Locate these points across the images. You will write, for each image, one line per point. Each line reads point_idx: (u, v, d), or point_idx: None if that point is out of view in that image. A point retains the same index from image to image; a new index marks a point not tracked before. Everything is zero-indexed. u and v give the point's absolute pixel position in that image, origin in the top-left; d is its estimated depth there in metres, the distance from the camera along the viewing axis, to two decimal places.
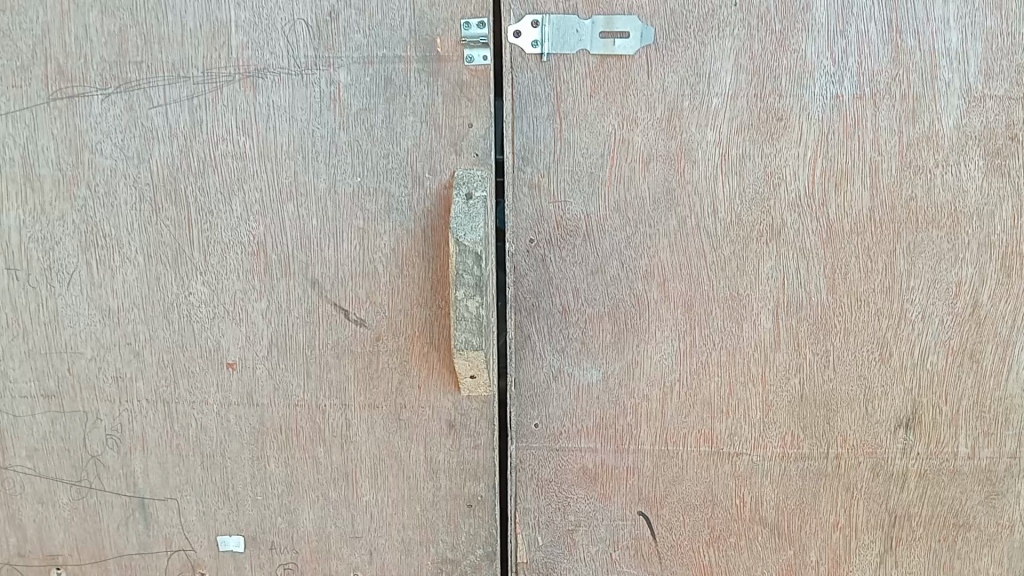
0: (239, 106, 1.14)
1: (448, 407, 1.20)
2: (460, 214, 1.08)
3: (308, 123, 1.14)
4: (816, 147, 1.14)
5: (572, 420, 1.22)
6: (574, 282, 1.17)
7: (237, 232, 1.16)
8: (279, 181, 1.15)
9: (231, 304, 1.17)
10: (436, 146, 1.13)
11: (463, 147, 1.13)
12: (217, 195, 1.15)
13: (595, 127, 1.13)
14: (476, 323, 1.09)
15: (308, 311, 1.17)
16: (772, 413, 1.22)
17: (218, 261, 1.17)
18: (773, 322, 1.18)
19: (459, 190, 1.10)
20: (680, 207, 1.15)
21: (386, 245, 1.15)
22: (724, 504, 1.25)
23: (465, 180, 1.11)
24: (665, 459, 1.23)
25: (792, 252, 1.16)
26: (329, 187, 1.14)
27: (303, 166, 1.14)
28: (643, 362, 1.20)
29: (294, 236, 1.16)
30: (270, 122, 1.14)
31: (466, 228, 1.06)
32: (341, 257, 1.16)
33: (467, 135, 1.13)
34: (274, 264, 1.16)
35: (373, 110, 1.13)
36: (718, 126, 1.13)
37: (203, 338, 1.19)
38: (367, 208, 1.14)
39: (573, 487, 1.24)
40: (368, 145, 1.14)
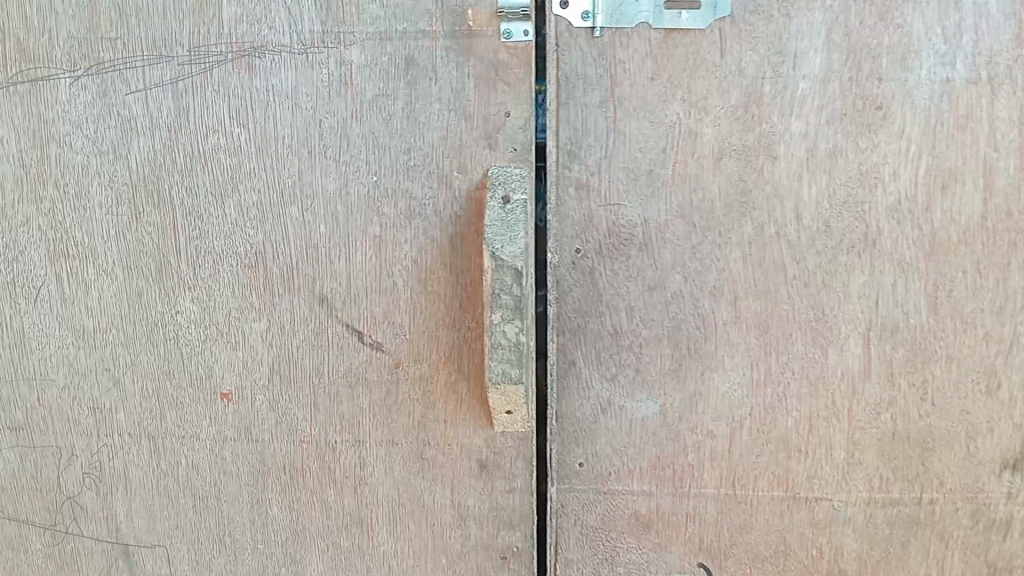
0: (232, 91, 0.96)
1: (479, 445, 1.02)
2: (495, 221, 0.91)
3: (315, 111, 0.96)
4: (922, 141, 0.95)
5: (623, 459, 1.05)
6: (628, 299, 1.00)
7: (232, 241, 0.98)
8: (280, 181, 0.97)
9: (225, 324, 1.00)
10: (466, 139, 0.95)
11: (499, 140, 0.95)
12: (207, 197, 0.98)
13: (656, 116, 0.95)
14: (516, 352, 0.91)
15: (315, 333, 1.00)
16: (858, 452, 1.04)
17: (209, 274, 0.99)
18: (864, 348, 1.01)
19: (494, 192, 0.93)
20: (757, 211, 0.96)
21: (407, 257, 0.97)
22: (799, 555, 1.08)
23: (500, 180, 0.93)
24: (730, 504, 1.06)
25: (889, 265, 0.98)
26: (340, 188, 0.97)
27: (309, 162, 0.96)
28: (708, 393, 1.02)
29: (298, 246, 0.98)
30: (270, 110, 0.96)
31: (504, 240, 0.90)
32: (355, 270, 0.98)
33: (503, 126, 0.95)
34: (276, 279, 0.99)
35: (391, 96, 0.95)
36: (804, 115, 0.94)
37: (193, 364, 1.01)
38: (385, 213, 0.97)
39: (623, 535, 1.07)
40: (386, 137, 0.96)
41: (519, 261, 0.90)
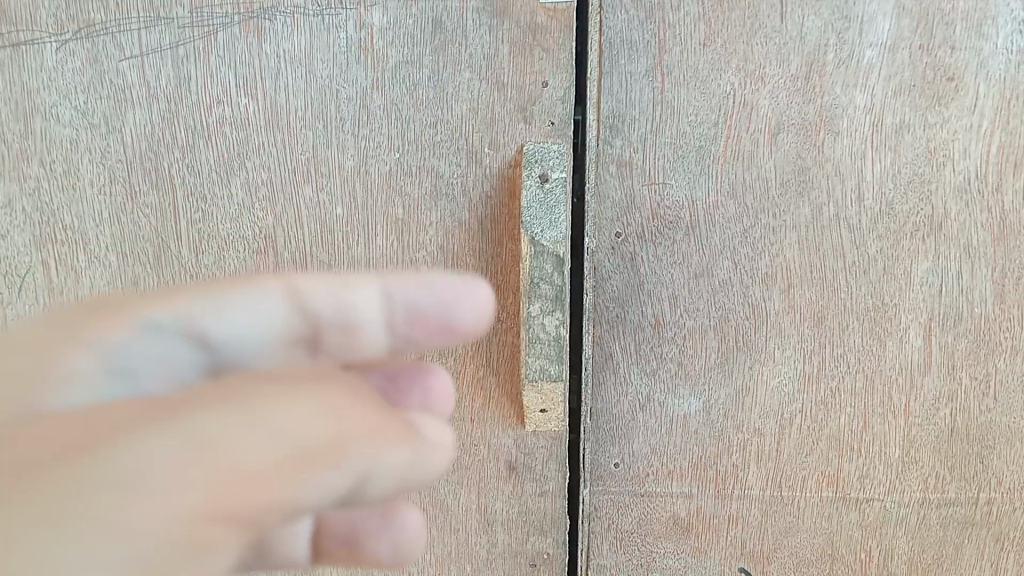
0: (238, 57, 0.86)
1: (509, 446, 0.94)
2: (534, 204, 0.83)
3: (330, 80, 0.86)
4: (996, 115, 0.87)
5: (662, 459, 0.97)
6: (672, 287, 0.91)
7: (238, 224, 0.89)
8: (293, 158, 0.88)
9: None
10: (499, 111, 0.86)
11: (535, 113, 0.86)
12: (211, 176, 0.88)
13: (708, 86, 0.86)
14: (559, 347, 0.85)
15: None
16: (913, 450, 0.97)
17: (213, 261, 0.90)
18: (924, 339, 0.93)
19: (530, 170, 0.84)
20: (815, 191, 0.89)
21: (433, 241, 0.89)
22: (847, 559, 1.01)
23: (537, 156, 0.84)
24: (776, 506, 0.99)
25: (954, 249, 0.90)
26: (359, 165, 0.88)
27: (324, 137, 0.87)
28: (756, 388, 0.95)
29: (312, 229, 0.89)
30: (281, 78, 0.86)
31: (544, 225, 0.83)
32: (374, 257, 0.89)
33: (540, 97, 0.86)
34: (287, 266, 0.89)
35: (417, 64, 0.86)
36: (870, 86, 0.86)
37: None
38: (407, 193, 0.88)
39: (661, 539, 0.99)
40: (410, 110, 0.87)
41: (562, 247, 0.83)
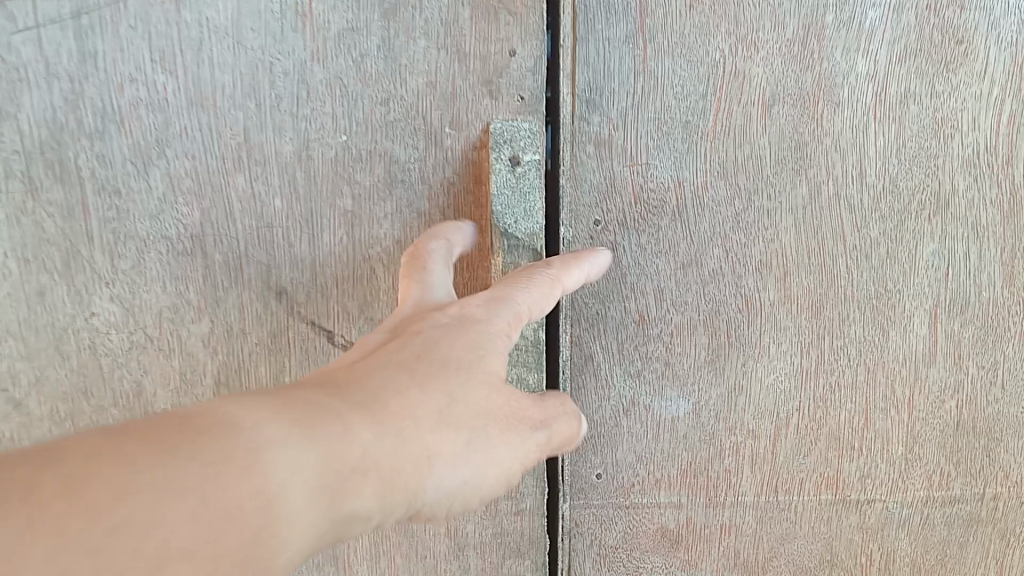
0: (153, 27, 0.73)
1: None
2: (505, 190, 0.74)
3: (264, 51, 0.75)
4: (1008, 82, 0.79)
5: (648, 467, 0.88)
6: (657, 279, 0.82)
7: (161, 223, 0.76)
8: (222, 144, 0.76)
9: (155, 329, 0.78)
10: (461, 85, 0.76)
11: (502, 87, 0.77)
12: (126, 168, 0.75)
13: (695, 53, 0.78)
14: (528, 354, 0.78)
15: (270, 335, 0.80)
16: (917, 446, 0.90)
17: (132, 267, 0.77)
18: (930, 327, 0.86)
19: (500, 151, 0.75)
20: (811, 167, 0.80)
21: (388, 236, 0.78)
22: (846, 564, 0.93)
23: (506, 136, 0.76)
24: (771, 512, 0.90)
25: (962, 229, 0.83)
26: (299, 150, 0.76)
27: (259, 119, 0.75)
28: (749, 387, 0.86)
29: (247, 225, 0.77)
30: (204, 50, 0.74)
31: (517, 215, 0.75)
32: (320, 254, 0.78)
33: (508, 68, 0.77)
34: (219, 268, 0.78)
35: (365, 31, 0.75)
36: (872, 50, 0.78)
37: (115, 380, 0.79)
38: (359, 180, 0.77)
39: (647, 554, 0.91)
40: (358, 86, 0.76)
41: (539, 239, 0.75)
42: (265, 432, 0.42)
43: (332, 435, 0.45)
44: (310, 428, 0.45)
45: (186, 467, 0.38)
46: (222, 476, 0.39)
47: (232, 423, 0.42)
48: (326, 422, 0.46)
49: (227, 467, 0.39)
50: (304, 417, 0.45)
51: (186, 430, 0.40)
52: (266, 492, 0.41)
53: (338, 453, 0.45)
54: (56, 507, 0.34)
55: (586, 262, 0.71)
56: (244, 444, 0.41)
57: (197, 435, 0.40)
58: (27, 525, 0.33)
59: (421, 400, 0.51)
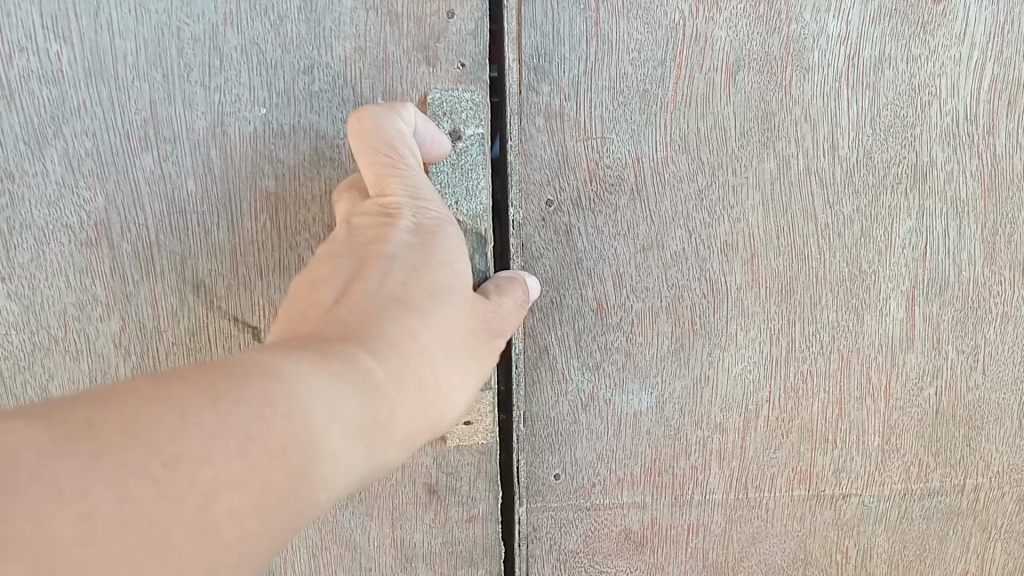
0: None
1: (427, 466, 0.78)
2: (446, 166, 0.68)
3: (171, 13, 0.69)
4: (987, 44, 0.74)
5: (610, 465, 0.82)
6: (616, 263, 0.76)
7: (61, 208, 0.69)
8: (126, 120, 0.69)
9: (59, 328, 0.70)
10: (392, 51, 0.71)
11: (439, 53, 0.71)
12: (18, 147, 0.68)
13: (652, 14, 0.72)
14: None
15: (190, 333, 0.72)
16: (895, 437, 0.84)
17: (30, 259, 0.69)
18: (907, 310, 0.80)
19: (439, 125, 0.69)
20: (779, 139, 0.74)
21: (317, 220, 0.72)
22: (821, 563, 0.88)
23: (446, 106, 0.70)
24: (742, 510, 0.85)
25: (940, 204, 0.77)
26: (213, 126, 0.70)
27: (166, 90, 0.69)
28: (716, 378, 0.80)
29: (158, 211, 0.70)
30: (102, 14, 0.68)
31: (459, 194, 0.69)
32: (241, 241, 0.71)
33: (445, 32, 0.71)
34: (129, 259, 0.70)
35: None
36: (843, 10, 0.73)
37: (16, 387, 0.70)
38: (282, 159, 0.71)
39: (611, 558, 0.85)
40: (278, 53, 0.70)
41: (483, 222, 0.69)
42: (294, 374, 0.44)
43: (356, 375, 0.48)
44: (333, 371, 0.47)
45: (229, 415, 0.40)
46: (265, 423, 0.41)
47: (262, 369, 0.44)
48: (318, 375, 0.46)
49: (268, 415, 0.41)
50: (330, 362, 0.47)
51: (228, 375, 0.42)
52: (302, 437, 0.43)
53: (360, 385, 0.47)
54: (111, 449, 0.36)
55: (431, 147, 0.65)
56: (283, 390, 0.43)
57: (236, 378, 0.42)
58: (64, 481, 0.34)
59: (421, 330, 0.53)
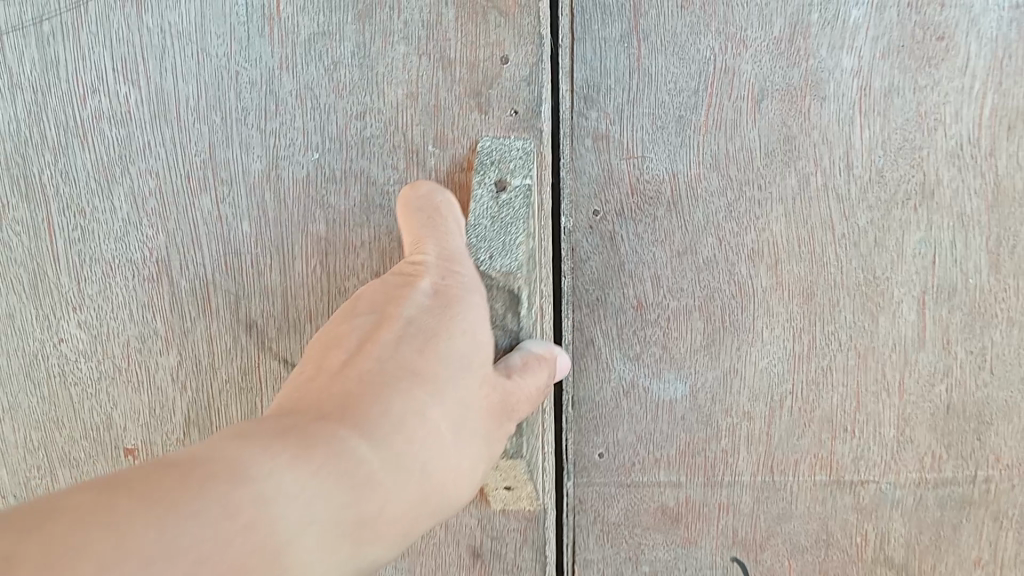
0: (116, 32, 0.85)
1: (470, 526, 0.91)
2: (484, 218, 0.78)
3: (227, 61, 0.84)
4: (988, 78, 0.83)
5: (647, 446, 0.92)
6: (654, 267, 0.87)
7: (127, 245, 0.86)
8: (186, 161, 0.85)
9: (122, 359, 0.87)
10: (445, 97, 0.83)
11: (492, 99, 0.83)
12: (89, 188, 0.86)
13: (688, 51, 0.83)
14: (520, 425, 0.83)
15: (243, 371, 0.86)
16: (908, 430, 0.93)
17: (99, 290, 0.86)
18: (918, 313, 0.89)
19: (485, 176, 0.80)
20: (801, 159, 0.84)
21: (365, 267, 0.84)
22: (843, 544, 0.96)
23: (495, 160, 0.80)
24: (768, 492, 0.94)
25: (948, 217, 0.86)
26: (268, 169, 0.85)
27: (224, 136, 0.85)
28: (744, 371, 0.90)
29: (213, 252, 0.85)
30: (167, 72, 0.85)
31: (493, 249, 0.78)
32: (291, 284, 0.85)
33: (499, 78, 0.83)
34: (184, 293, 0.86)
35: (337, 37, 0.84)
36: (856, 47, 0.83)
37: (87, 409, 0.87)
38: (334, 205, 0.84)
39: (649, 531, 0.95)
40: (332, 98, 0.84)
41: (515, 278, 0.78)
42: (267, 472, 0.48)
43: (338, 468, 0.52)
44: (316, 465, 0.51)
45: (179, 530, 0.42)
46: (226, 536, 0.43)
47: (240, 470, 0.47)
48: (305, 463, 0.50)
49: (224, 523, 0.44)
50: (315, 452, 0.51)
51: (200, 479, 0.45)
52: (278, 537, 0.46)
53: (342, 473, 0.52)
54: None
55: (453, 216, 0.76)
56: (255, 491, 0.46)
57: (209, 481, 0.45)
58: None
59: (415, 410, 0.59)
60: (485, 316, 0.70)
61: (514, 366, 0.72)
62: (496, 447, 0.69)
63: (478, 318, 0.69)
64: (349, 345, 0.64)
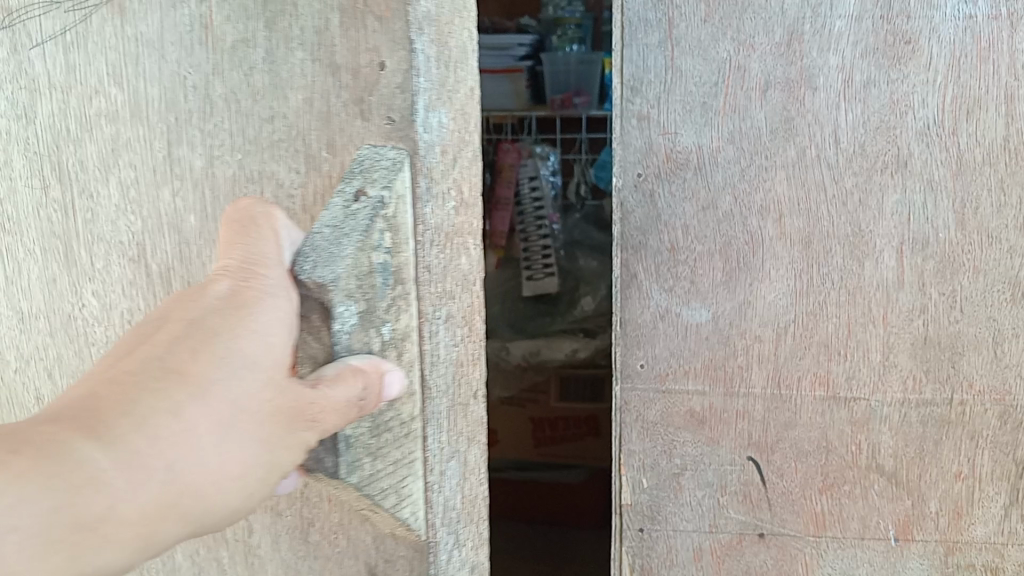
0: (106, 41, 0.87)
1: (367, 545, 0.86)
2: (322, 235, 0.75)
3: None
4: (947, 73, 1.07)
5: (678, 361, 1.20)
6: (684, 218, 1.15)
7: None
8: None
9: None
10: (334, 103, 0.79)
11: (372, 106, 0.77)
12: None
13: (710, 53, 1.10)
14: (340, 443, 0.77)
15: None
16: (892, 356, 1.16)
17: None
18: (897, 260, 1.12)
19: (351, 182, 0.77)
20: (799, 136, 1.11)
21: None
22: (840, 451, 1.20)
23: (364, 165, 0.77)
24: (778, 402, 1.19)
25: (918, 184, 1.10)
26: None
27: None
28: (756, 303, 1.16)
29: None
30: None
31: (317, 261, 0.74)
32: None
33: (377, 84, 0.76)
34: None
35: (251, 42, 0.81)
36: (841, 49, 1.08)
37: None
38: None
39: (680, 430, 1.22)
40: None
41: (328, 291, 0.74)
42: None
43: (47, 471, 0.55)
44: (26, 467, 0.54)
45: None
46: None
47: None
48: (44, 458, 0.55)
49: None
50: (26, 456, 0.55)
51: None
52: None
53: (59, 480, 0.55)
54: None
55: (279, 232, 0.75)
56: None
57: None
58: None
59: (180, 412, 0.61)
60: (285, 318, 0.70)
61: (324, 377, 0.72)
62: (290, 452, 0.68)
63: (274, 321, 0.69)
64: (103, 367, 0.63)
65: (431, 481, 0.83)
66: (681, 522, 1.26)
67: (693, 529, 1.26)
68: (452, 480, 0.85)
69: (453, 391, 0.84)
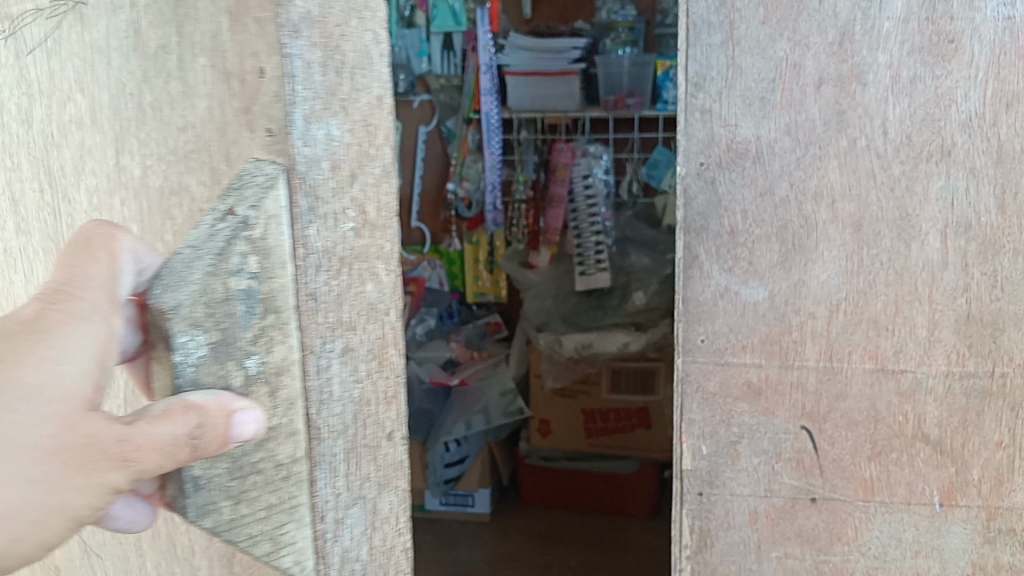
0: (70, 44, 1.02)
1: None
2: (167, 272, 0.88)
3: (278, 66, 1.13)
4: (988, 68, 1.16)
5: (736, 336, 1.30)
6: (743, 204, 1.25)
7: None
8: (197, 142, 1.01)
9: None
10: (226, 113, 0.91)
11: (255, 111, 0.88)
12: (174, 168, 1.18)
13: (768, 52, 1.21)
14: (187, 487, 0.92)
15: None
16: (937, 331, 1.25)
17: None
18: (941, 242, 1.22)
19: (224, 203, 0.89)
20: (850, 128, 1.21)
21: None
22: (888, 421, 1.29)
23: (238, 185, 0.89)
24: (830, 374, 1.29)
25: (961, 171, 1.19)
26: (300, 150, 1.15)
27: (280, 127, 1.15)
28: (810, 282, 1.26)
29: None
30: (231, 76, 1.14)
31: (165, 286, 0.87)
32: None
33: (258, 90, 0.87)
34: None
35: (168, 49, 0.93)
36: (889, 48, 1.18)
37: None
38: None
39: (738, 400, 1.32)
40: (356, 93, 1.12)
41: (170, 320, 0.87)
42: None
43: None
44: None
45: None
46: None
47: None
48: None
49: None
50: None
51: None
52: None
53: None
54: None
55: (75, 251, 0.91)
56: None
57: None
58: None
59: None
60: (82, 343, 0.86)
61: (149, 413, 0.85)
62: (87, 484, 0.85)
63: (70, 349, 0.85)
64: None
65: (320, 528, 0.95)
66: (738, 486, 1.36)
67: (749, 493, 1.36)
68: (351, 527, 0.99)
69: (349, 433, 0.97)
